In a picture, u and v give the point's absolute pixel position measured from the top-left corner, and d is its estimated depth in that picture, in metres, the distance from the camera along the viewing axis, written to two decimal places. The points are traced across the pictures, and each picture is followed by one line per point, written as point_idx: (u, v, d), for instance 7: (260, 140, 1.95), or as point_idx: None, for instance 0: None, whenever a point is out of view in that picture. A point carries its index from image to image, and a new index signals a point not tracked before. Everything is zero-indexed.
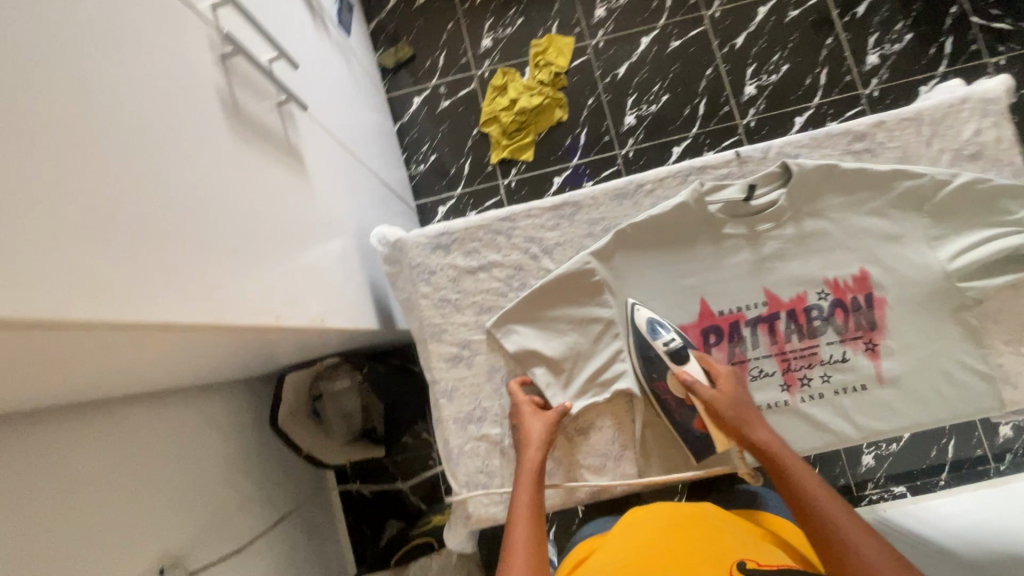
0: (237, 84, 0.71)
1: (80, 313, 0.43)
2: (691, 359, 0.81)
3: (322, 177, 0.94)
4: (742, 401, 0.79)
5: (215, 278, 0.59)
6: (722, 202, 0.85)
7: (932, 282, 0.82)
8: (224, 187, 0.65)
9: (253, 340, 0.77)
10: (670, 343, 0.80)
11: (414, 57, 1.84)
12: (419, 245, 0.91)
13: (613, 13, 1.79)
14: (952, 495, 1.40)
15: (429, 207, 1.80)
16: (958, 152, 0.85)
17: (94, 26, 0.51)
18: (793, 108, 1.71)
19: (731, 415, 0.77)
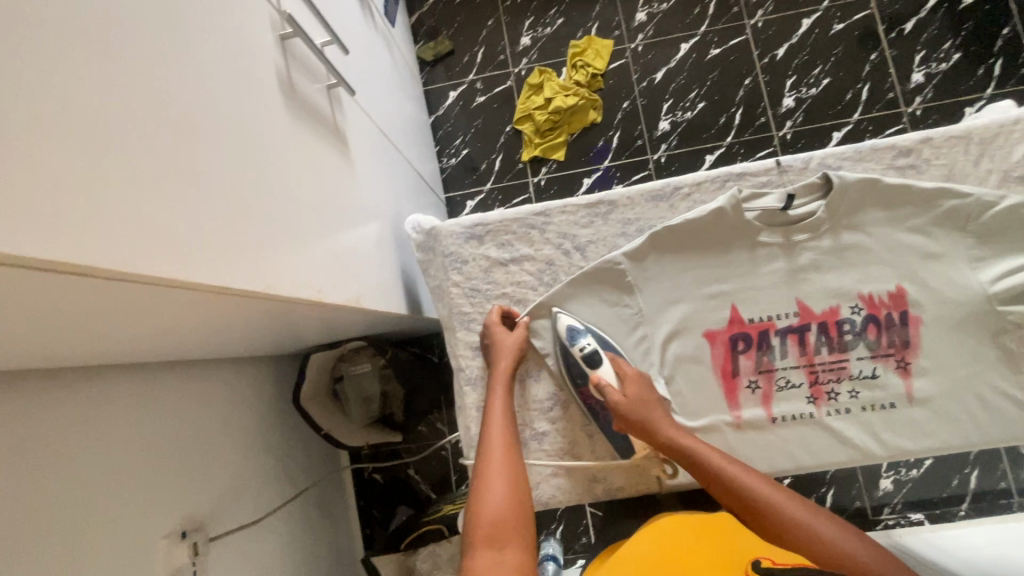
0: (293, 65, 0.73)
1: (149, 269, 0.46)
2: (604, 363, 0.82)
3: (363, 161, 0.96)
4: (646, 404, 0.80)
5: (266, 248, 0.62)
6: (759, 210, 0.84)
7: (971, 303, 0.81)
8: (275, 164, 0.67)
9: (290, 313, 0.79)
10: (586, 347, 0.83)
11: (452, 51, 1.86)
12: (453, 234, 0.92)
13: (654, 17, 1.79)
14: (973, 526, 1.37)
15: (458, 200, 1.82)
16: (1007, 173, 0.84)
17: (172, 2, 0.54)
18: (831, 122, 1.69)
19: (638, 418, 0.79)
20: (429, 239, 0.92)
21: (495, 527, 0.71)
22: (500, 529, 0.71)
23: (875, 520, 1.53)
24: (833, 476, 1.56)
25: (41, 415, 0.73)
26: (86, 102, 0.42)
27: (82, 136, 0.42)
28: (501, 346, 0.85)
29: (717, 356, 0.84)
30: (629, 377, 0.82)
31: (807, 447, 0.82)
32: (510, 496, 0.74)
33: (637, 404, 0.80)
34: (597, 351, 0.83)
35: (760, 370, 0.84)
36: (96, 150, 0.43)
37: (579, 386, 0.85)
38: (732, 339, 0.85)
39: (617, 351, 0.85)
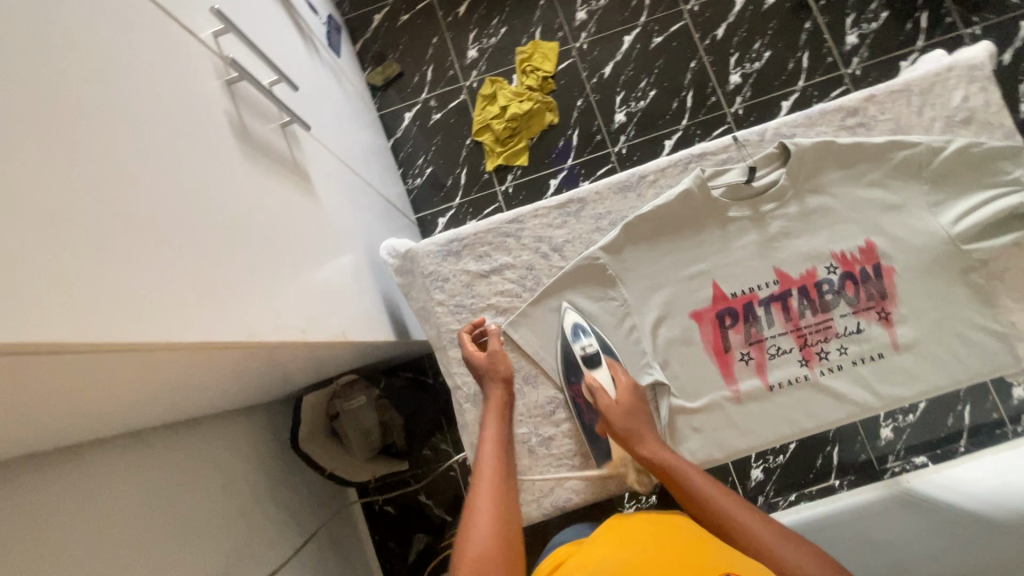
0: (243, 107, 0.72)
1: (131, 334, 0.45)
2: (601, 364, 0.84)
3: (328, 194, 0.95)
4: (639, 419, 0.81)
5: (245, 297, 0.62)
6: (724, 185, 0.86)
7: (938, 247, 0.83)
8: (240, 211, 0.66)
9: (276, 358, 0.78)
10: (586, 347, 0.85)
11: (402, 73, 1.87)
12: (431, 253, 0.92)
13: (594, 14, 1.82)
14: (973, 460, 1.41)
15: (429, 219, 1.81)
16: (950, 118, 0.87)
17: (112, 61, 0.53)
18: (778, 92, 1.74)
19: (619, 427, 0.80)
20: (407, 262, 0.91)
21: (480, 563, 0.64)
22: (487, 571, 0.63)
23: (882, 470, 1.57)
24: (835, 433, 1.59)
25: (37, 502, 0.70)
26: (34, 174, 0.41)
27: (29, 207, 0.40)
28: (485, 366, 0.84)
29: (705, 332, 0.86)
30: (625, 387, 0.83)
31: (807, 409, 0.84)
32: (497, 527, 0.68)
33: (618, 409, 0.81)
34: (599, 355, 0.84)
35: (750, 342, 0.85)
36: (53, 223, 0.42)
37: (570, 387, 0.87)
38: (719, 317, 0.86)
39: (619, 357, 0.86)
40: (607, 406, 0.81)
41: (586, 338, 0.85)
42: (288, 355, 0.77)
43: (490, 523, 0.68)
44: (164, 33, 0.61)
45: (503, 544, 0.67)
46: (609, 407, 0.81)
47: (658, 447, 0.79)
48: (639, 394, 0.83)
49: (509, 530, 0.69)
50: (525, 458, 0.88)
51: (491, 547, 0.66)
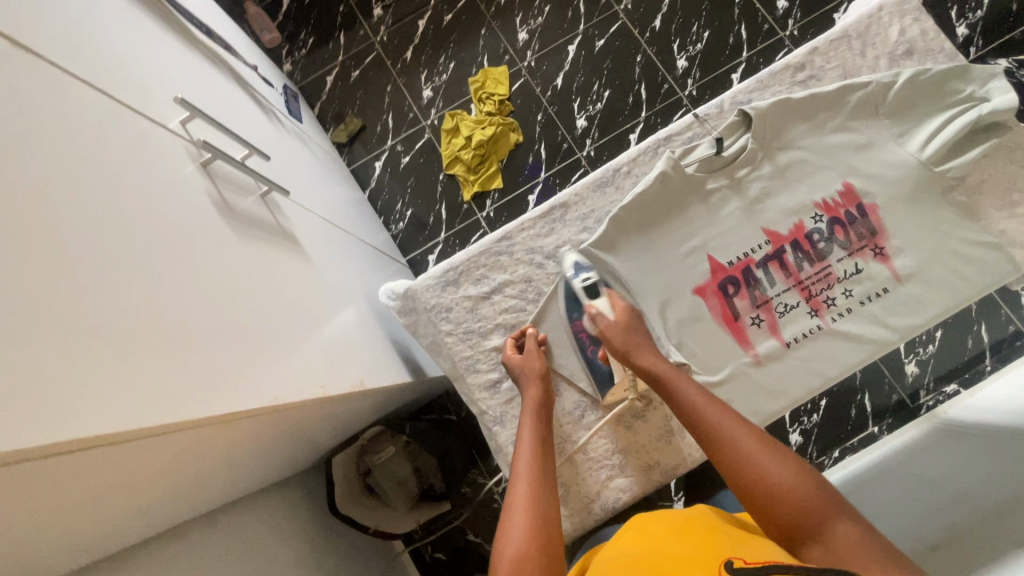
0: (221, 185, 0.74)
1: (161, 418, 0.48)
2: (599, 294, 0.85)
3: (319, 251, 0.97)
4: (639, 338, 0.81)
5: (260, 367, 0.65)
6: (696, 161, 0.88)
7: (913, 175, 0.86)
8: (238, 283, 0.68)
9: (300, 421, 0.79)
10: (586, 281, 0.85)
11: (363, 126, 1.92)
12: (429, 287, 0.92)
13: (535, 32, 1.88)
14: (1003, 377, 1.41)
15: (419, 259, 1.84)
16: (893, 53, 0.91)
17: (101, 163, 0.55)
18: (726, 67, 1.80)
19: (619, 343, 0.80)
20: (409, 301, 0.92)
21: (521, 558, 0.58)
22: (529, 566, 0.58)
23: (917, 407, 1.56)
24: (862, 379, 1.59)
25: None
26: (43, 286, 0.43)
27: (27, 318, 0.41)
28: (521, 368, 0.85)
29: (713, 305, 0.87)
30: (621, 310, 0.83)
31: (826, 359, 0.85)
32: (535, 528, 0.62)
33: (617, 328, 0.82)
34: (596, 283, 0.85)
35: (757, 305, 0.86)
36: (63, 332, 0.44)
37: (574, 320, 0.88)
38: (722, 287, 0.87)
39: (615, 288, 0.87)
40: (604, 328, 0.82)
41: (585, 274, 0.86)
42: (313, 415, 0.80)
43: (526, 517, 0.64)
44: (132, 127, 0.62)
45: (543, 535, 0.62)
46: (608, 328, 0.81)
47: (655, 357, 0.78)
48: (636, 315, 0.84)
49: (549, 531, 0.63)
50: (566, 469, 0.87)
51: (531, 537, 0.61)
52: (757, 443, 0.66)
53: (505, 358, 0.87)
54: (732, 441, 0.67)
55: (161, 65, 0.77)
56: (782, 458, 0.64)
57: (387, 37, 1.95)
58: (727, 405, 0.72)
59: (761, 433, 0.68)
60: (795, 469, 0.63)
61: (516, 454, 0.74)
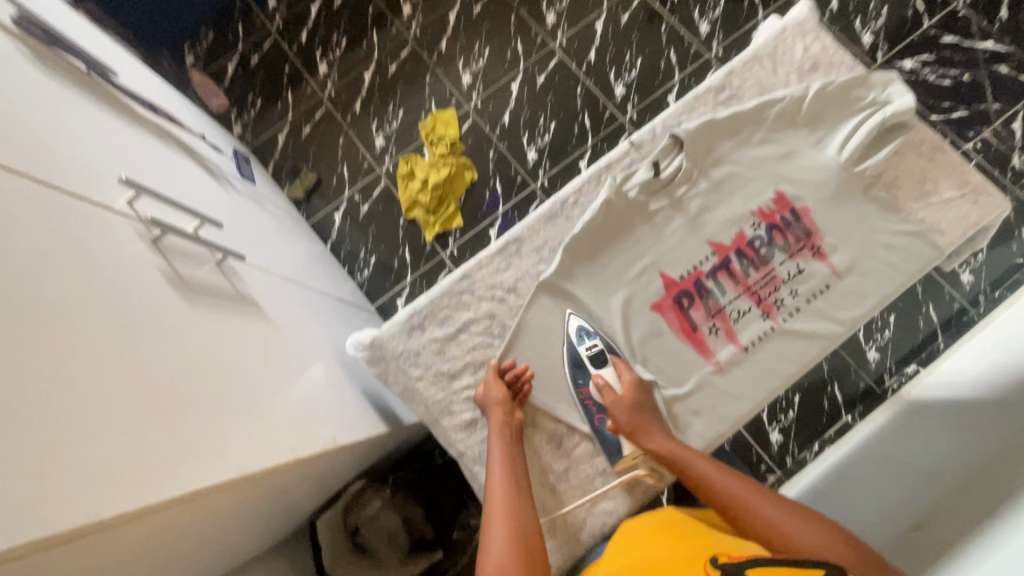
0: (175, 259, 0.73)
1: (111, 506, 0.48)
2: (606, 363, 0.87)
3: (281, 312, 0.96)
4: (646, 411, 0.84)
5: (224, 438, 0.65)
6: (638, 184, 0.93)
7: (835, 177, 0.92)
8: (201, 355, 0.69)
9: (274, 489, 0.77)
10: (592, 348, 0.88)
11: (319, 179, 1.94)
12: (395, 334, 0.93)
13: (478, 74, 1.96)
14: (957, 352, 1.48)
15: (388, 304, 1.84)
16: (801, 69, 0.98)
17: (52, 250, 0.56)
18: (661, 90, 1.90)
19: (626, 421, 0.83)
20: (377, 350, 0.91)
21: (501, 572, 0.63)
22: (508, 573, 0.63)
23: (883, 391, 1.62)
24: (829, 370, 1.64)
25: None
26: None
27: None
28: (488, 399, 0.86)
29: (672, 319, 0.90)
30: (630, 382, 0.86)
31: (782, 359, 0.88)
32: (513, 548, 0.66)
33: (626, 405, 0.84)
34: (603, 352, 0.88)
35: (712, 314, 0.90)
36: (14, 433, 0.43)
37: (580, 387, 0.89)
38: (677, 301, 0.91)
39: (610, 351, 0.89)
40: (614, 403, 0.84)
41: (591, 340, 0.89)
42: (286, 480, 0.78)
43: (507, 533, 0.68)
44: (80, 212, 0.63)
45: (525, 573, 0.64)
46: (614, 402, 0.84)
47: (666, 439, 0.82)
48: (646, 389, 0.86)
49: (528, 548, 0.67)
50: (550, 499, 0.87)
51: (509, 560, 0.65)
52: (780, 511, 0.71)
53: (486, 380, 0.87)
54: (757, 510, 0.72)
55: (101, 147, 0.77)
56: (798, 517, 0.70)
57: (335, 92, 1.99)
58: (736, 471, 0.78)
59: (780, 498, 0.73)
60: (818, 526, 0.69)
61: (488, 486, 0.76)
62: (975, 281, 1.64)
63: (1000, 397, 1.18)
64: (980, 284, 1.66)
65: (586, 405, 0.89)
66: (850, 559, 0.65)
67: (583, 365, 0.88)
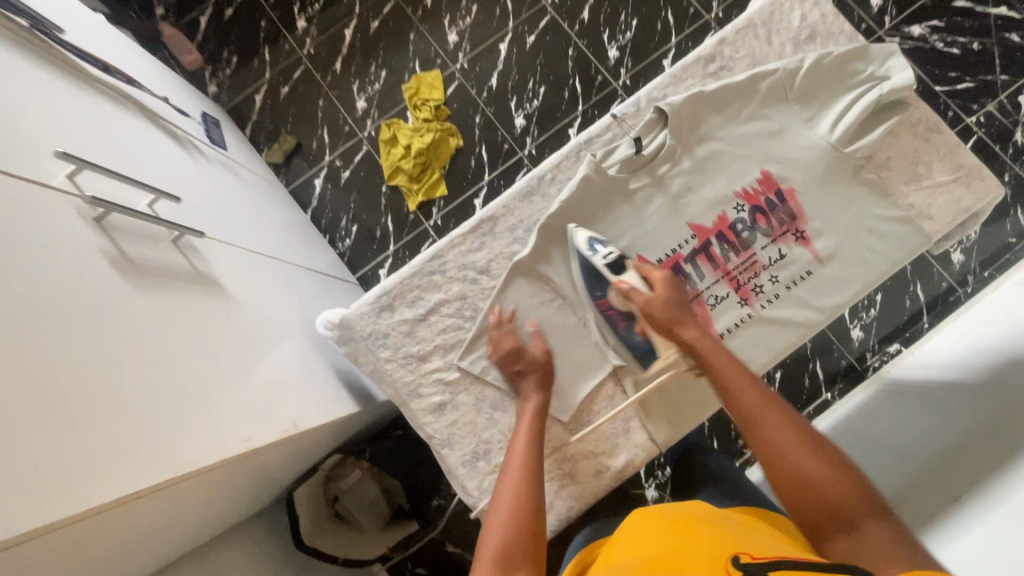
0: (122, 241, 0.69)
1: (40, 514, 0.46)
2: (627, 269, 0.83)
3: (247, 289, 0.92)
4: (678, 310, 0.79)
5: (171, 432, 0.62)
6: (618, 162, 0.89)
7: (825, 157, 0.88)
8: (143, 343, 0.64)
9: (236, 477, 0.75)
10: (607, 256, 0.84)
11: (299, 143, 1.86)
12: (364, 314, 0.90)
13: (465, 33, 1.85)
14: (941, 333, 1.47)
15: (370, 274, 1.80)
16: (797, 39, 0.92)
17: None
18: (656, 54, 1.81)
19: (662, 318, 0.78)
20: (345, 329, 0.89)
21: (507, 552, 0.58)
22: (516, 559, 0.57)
23: (864, 369, 1.62)
24: (812, 348, 1.64)
25: None
26: None
27: None
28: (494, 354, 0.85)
29: None
30: (660, 284, 0.81)
31: (758, 346, 0.87)
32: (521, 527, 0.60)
33: (660, 303, 0.80)
34: (620, 258, 0.83)
35: (689, 299, 0.88)
36: None
37: (597, 298, 0.87)
38: None
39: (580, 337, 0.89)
40: (641, 302, 0.80)
41: (603, 249, 0.84)
42: (248, 467, 0.76)
43: (517, 512, 0.62)
44: (12, 187, 0.58)
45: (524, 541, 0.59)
46: (644, 302, 0.80)
47: (699, 336, 0.77)
48: (676, 289, 0.81)
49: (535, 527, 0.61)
50: None
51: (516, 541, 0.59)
52: (793, 434, 0.65)
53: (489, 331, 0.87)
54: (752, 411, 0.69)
55: (40, 116, 0.71)
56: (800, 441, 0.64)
57: (314, 50, 1.89)
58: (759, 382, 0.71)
59: (789, 414, 0.67)
60: (833, 464, 0.62)
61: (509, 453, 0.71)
62: (966, 261, 1.62)
63: (988, 379, 1.17)
64: (971, 263, 1.64)
65: (608, 316, 0.87)
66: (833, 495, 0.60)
67: (598, 271, 0.84)
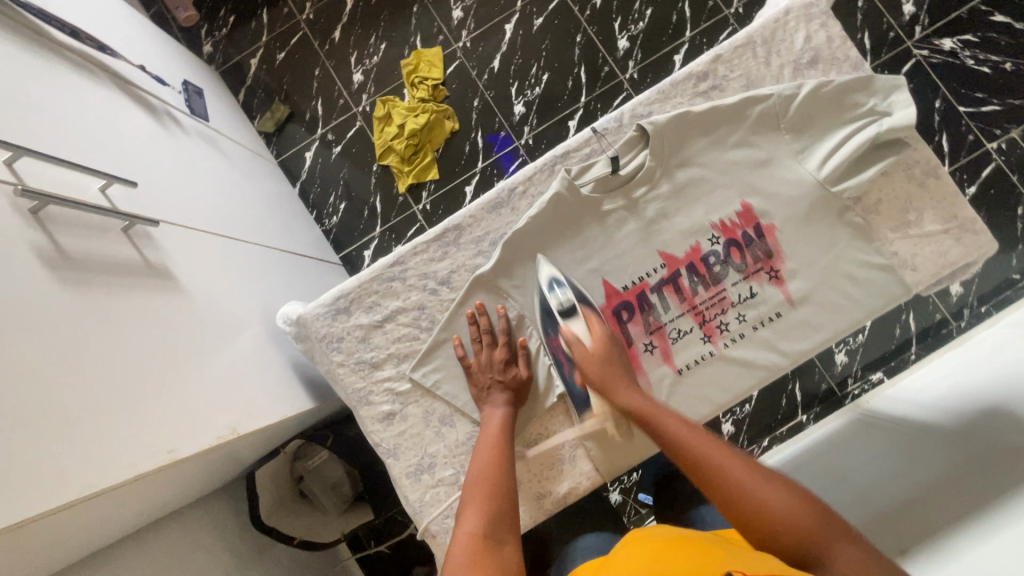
0: (59, 234, 0.67)
1: None
2: (576, 315, 0.82)
3: (205, 280, 0.91)
4: (614, 365, 0.80)
5: (84, 443, 0.58)
6: (592, 181, 0.85)
7: (810, 194, 0.83)
8: (61, 349, 0.60)
9: (162, 483, 0.72)
10: (563, 300, 0.83)
11: (292, 113, 1.81)
12: (320, 315, 0.89)
13: (470, 10, 1.77)
14: (924, 367, 1.43)
15: (355, 254, 1.78)
16: (797, 62, 0.86)
17: None
18: (668, 48, 1.72)
19: (597, 377, 0.79)
20: (300, 329, 0.88)
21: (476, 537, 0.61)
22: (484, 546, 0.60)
23: (844, 395, 1.60)
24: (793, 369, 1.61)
25: None
26: None
27: None
28: (472, 362, 0.85)
29: (608, 331, 0.85)
30: (599, 336, 0.82)
31: (716, 385, 0.84)
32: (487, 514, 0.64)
33: (596, 358, 0.80)
34: (574, 304, 0.83)
35: (651, 330, 0.85)
36: None
37: (549, 337, 0.86)
38: (616, 312, 0.85)
39: (536, 357, 0.87)
40: (583, 351, 0.81)
41: (562, 290, 0.83)
42: (178, 472, 0.73)
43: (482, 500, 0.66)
44: None
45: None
46: (585, 355, 0.80)
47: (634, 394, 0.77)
48: (616, 343, 0.82)
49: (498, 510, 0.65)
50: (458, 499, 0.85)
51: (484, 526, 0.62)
52: (740, 465, 0.66)
53: (472, 320, 0.86)
54: (733, 476, 0.64)
55: None
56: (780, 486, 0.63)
57: (313, 15, 1.82)
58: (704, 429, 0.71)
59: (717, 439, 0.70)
60: (781, 488, 0.63)
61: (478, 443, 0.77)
62: (963, 294, 1.57)
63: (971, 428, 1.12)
64: (968, 297, 1.59)
65: (557, 356, 0.86)
66: (827, 532, 0.59)
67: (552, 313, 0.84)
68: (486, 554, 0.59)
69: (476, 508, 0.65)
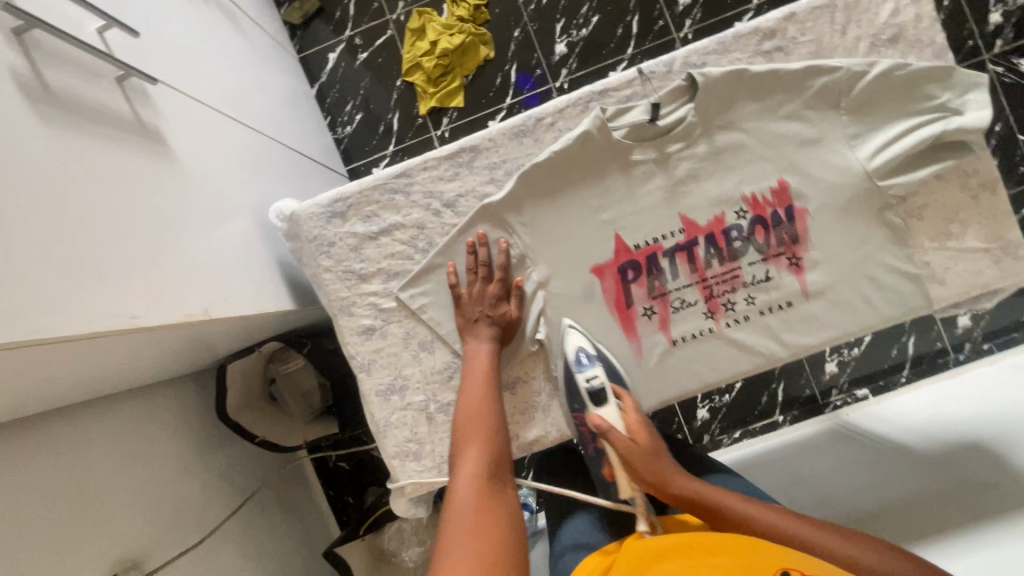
0: (44, 65, 0.61)
1: None
2: (607, 401, 0.79)
3: (201, 155, 0.85)
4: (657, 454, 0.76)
5: (35, 286, 0.53)
6: (627, 126, 0.78)
7: (854, 185, 0.77)
8: (22, 186, 0.55)
9: (118, 351, 0.68)
10: (591, 380, 0.79)
11: (322, 8, 1.70)
12: (315, 216, 0.84)
13: None
14: (912, 391, 1.42)
15: (363, 170, 1.71)
16: (876, 37, 0.78)
17: None
18: (731, 13, 1.59)
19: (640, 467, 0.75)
20: (292, 226, 0.83)
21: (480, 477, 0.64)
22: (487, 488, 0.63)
23: (824, 404, 1.59)
24: (781, 369, 1.59)
25: None
26: None
27: None
28: (462, 291, 0.81)
29: (610, 288, 0.81)
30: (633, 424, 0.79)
31: (708, 364, 0.81)
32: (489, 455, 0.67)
33: (641, 451, 0.76)
34: (604, 388, 0.79)
35: (654, 295, 0.81)
36: None
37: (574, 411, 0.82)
38: (622, 270, 0.81)
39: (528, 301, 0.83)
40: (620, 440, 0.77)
41: (588, 370, 0.79)
42: (138, 344, 0.69)
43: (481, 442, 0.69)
44: None
45: (509, 517, 0.60)
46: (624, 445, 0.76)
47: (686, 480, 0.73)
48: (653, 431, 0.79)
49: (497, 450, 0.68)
50: (424, 427, 0.84)
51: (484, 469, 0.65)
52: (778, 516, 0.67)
53: (472, 249, 0.81)
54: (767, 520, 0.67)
55: None
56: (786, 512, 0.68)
57: None
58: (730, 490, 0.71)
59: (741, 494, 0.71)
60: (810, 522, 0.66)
61: (466, 377, 0.76)
62: (969, 328, 1.54)
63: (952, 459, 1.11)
64: (973, 332, 1.55)
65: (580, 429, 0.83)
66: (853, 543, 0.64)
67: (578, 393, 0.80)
68: (491, 493, 0.63)
69: (476, 446, 0.68)
